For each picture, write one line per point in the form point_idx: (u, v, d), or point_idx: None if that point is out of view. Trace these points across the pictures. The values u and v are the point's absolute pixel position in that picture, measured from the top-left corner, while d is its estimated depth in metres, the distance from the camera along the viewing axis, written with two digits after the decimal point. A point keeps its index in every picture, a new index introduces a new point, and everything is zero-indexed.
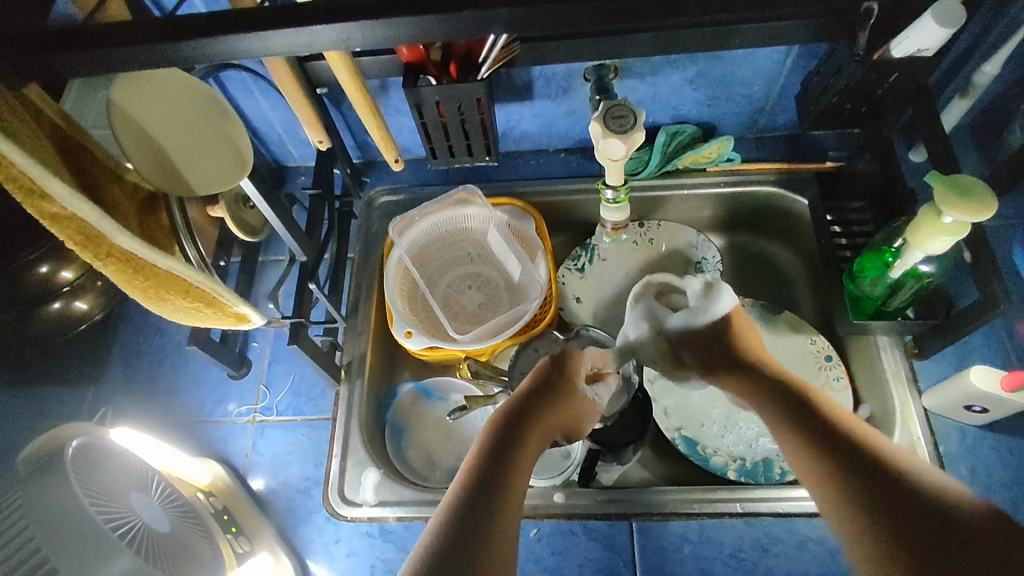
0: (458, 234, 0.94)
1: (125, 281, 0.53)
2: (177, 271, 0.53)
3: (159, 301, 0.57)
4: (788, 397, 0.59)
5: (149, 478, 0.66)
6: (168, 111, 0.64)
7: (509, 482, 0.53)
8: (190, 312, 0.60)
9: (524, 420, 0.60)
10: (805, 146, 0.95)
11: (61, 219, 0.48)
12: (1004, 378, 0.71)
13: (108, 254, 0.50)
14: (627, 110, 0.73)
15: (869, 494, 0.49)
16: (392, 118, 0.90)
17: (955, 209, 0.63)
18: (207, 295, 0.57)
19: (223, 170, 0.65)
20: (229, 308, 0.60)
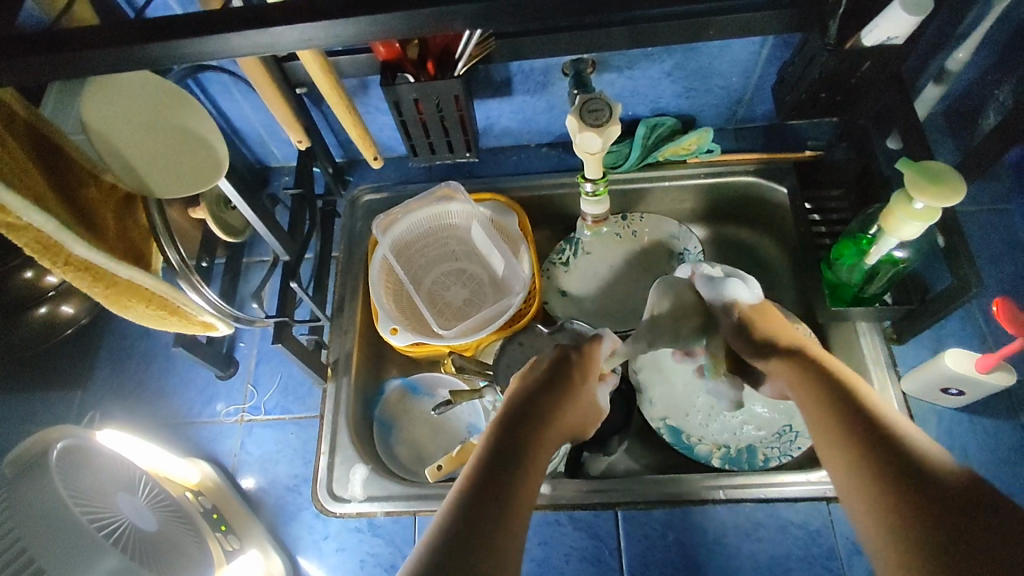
0: (442, 231, 0.94)
1: (86, 288, 0.56)
2: (136, 279, 0.56)
3: (120, 308, 0.60)
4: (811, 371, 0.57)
5: (136, 479, 0.67)
6: (138, 112, 0.63)
7: (525, 468, 0.50)
8: (152, 318, 0.63)
9: (538, 407, 0.57)
10: (784, 136, 0.96)
11: (17, 228, 0.49)
12: (978, 360, 0.73)
13: (67, 262, 0.52)
14: (603, 104, 0.74)
15: (883, 467, 0.47)
16: (373, 116, 0.91)
17: (923, 194, 0.64)
18: (168, 302, 0.61)
19: (199, 176, 0.65)
20: (190, 315, 0.64)
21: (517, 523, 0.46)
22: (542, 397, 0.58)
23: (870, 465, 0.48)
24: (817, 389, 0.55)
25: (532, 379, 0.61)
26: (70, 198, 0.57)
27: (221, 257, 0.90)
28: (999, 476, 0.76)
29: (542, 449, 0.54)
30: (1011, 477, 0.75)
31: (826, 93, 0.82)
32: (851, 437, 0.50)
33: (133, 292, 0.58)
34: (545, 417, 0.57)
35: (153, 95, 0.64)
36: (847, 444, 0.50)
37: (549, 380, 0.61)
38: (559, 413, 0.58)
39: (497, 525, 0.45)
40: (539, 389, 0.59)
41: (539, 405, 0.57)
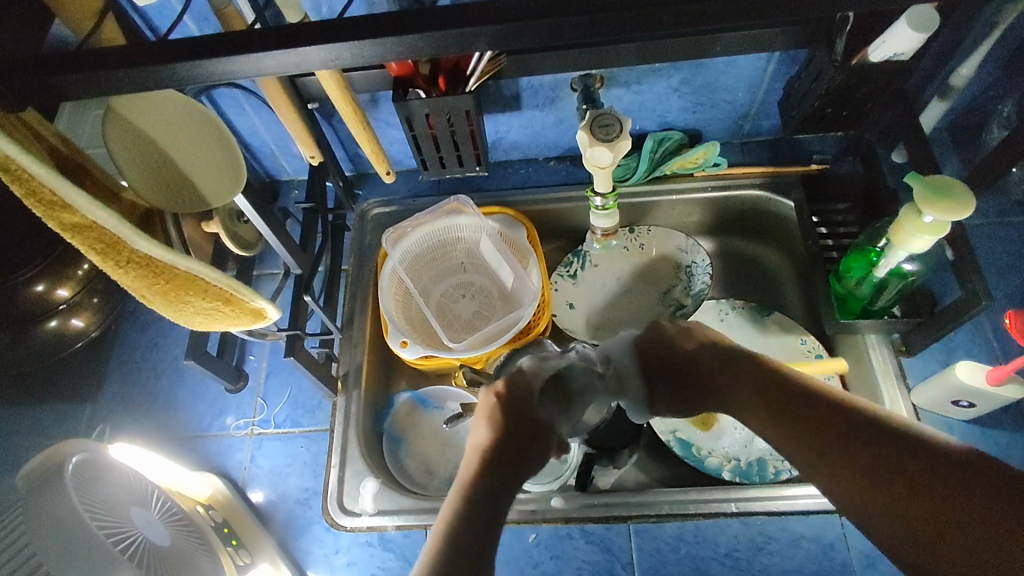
0: (451, 244, 0.95)
1: (147, 286, 0.53)
2: (194, 272, 0.52)
3: (178, 305, 0.57)
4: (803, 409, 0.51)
5: (149, 493, 0.67)
6: (168, 136, 0.65)
7: (494, 509, 0.51)
8: (208, 313, 0.59)
9: (515, 448, 0.56)
10: (790, 149, 0.97)
11: (81, 228, 0.48)
12: (989, 372, 0.73)
13: (128, 259, 0.50)
14: (613, 119, 0.74)
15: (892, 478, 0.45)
16: (383, 131, 0.92)
17: (933, 209, 0.65)
18: (225, 293, 0.56)
19: (217, 198, 0.66)
20: (245, 305, 0.59)
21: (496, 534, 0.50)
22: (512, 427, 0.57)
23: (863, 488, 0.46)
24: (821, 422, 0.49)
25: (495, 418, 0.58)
26: None
27: (232, 270, 0.90)
28: None
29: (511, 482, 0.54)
30: None
31: (832, 108, 0.83)
32: (852, 464, 0.47)
33: (190, 286, 0.54)
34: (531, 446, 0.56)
35: (187, 123, 0.66)
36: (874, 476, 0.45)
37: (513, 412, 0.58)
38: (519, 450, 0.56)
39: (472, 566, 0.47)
40: (508, 438, 0.56)
41: (513, 442, 0.56)
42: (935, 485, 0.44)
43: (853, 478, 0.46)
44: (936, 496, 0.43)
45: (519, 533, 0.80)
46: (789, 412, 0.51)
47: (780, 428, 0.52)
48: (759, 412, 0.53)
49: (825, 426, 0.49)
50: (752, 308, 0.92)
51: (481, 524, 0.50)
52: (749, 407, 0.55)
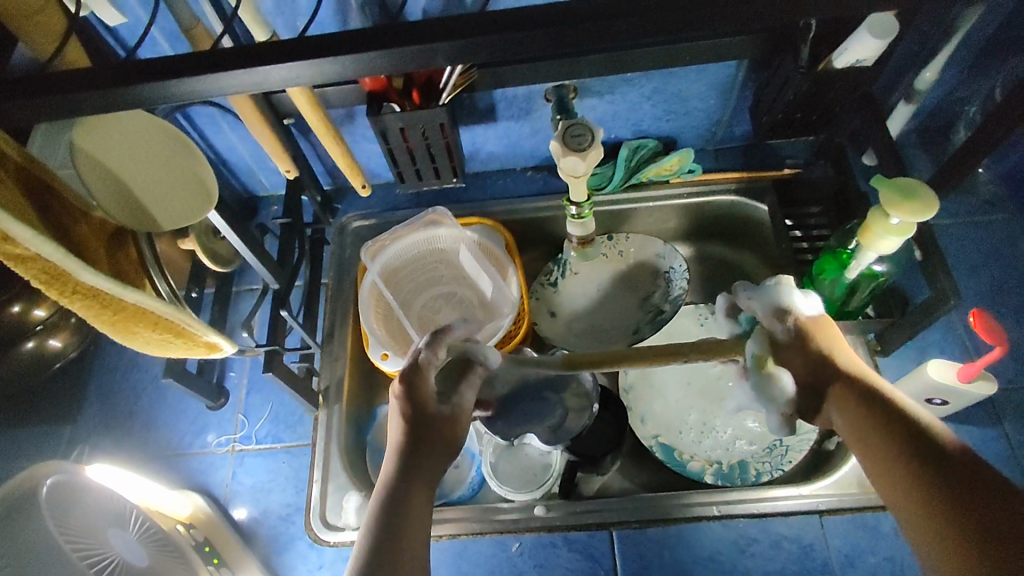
0: (431, 255, 0.95)
1: (93, 317, 0.54)
2: (144, 304, 0.53)
3: (127, 335, 0.57)
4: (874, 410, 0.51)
5: (127, 513, 0.65)
6: (142, 161, 0.66)
7: (413, 507, 0.52)
8: (157, 343, 0.60)
9: (425, 438, 0.56)
10: (762, 155, 0.99)
11: (25, 260, 0.47)
12: (959, 370, 0.73)
13: (74, 291, 0.50)
14: (585, 129, 0.75)
15: (944, 483, 0.46)
16: (360, 145, 0.92)
17: (899, 210, 0.66)
18: (175, 326, 0.58)
19: (178, 220, 0.69)
20: (196, 337, 0.61)
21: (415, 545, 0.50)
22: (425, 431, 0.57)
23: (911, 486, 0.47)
24: (872, 421, 0.51)
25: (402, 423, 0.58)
26: (65, 235, 0.56)
27: (211, 286, 0.90)
28: None
29: (426, 488, 0.54)
30: None
31: (801, 114, 0.85)
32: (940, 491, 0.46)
33: (140, 317, 0.55)
34: (442, 448, 0.57)
35: (166, 147, 0.69)
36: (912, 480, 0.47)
37: (418, 413, 0.58)
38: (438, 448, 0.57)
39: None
40: (415, 433, 0.56)
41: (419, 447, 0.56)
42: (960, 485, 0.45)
43: (926, 499, 0.46)
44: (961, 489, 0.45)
45: (503, 543, 0.80)
46: (898, 438, 0.49)
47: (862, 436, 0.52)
48: (861, 419, 0.52)
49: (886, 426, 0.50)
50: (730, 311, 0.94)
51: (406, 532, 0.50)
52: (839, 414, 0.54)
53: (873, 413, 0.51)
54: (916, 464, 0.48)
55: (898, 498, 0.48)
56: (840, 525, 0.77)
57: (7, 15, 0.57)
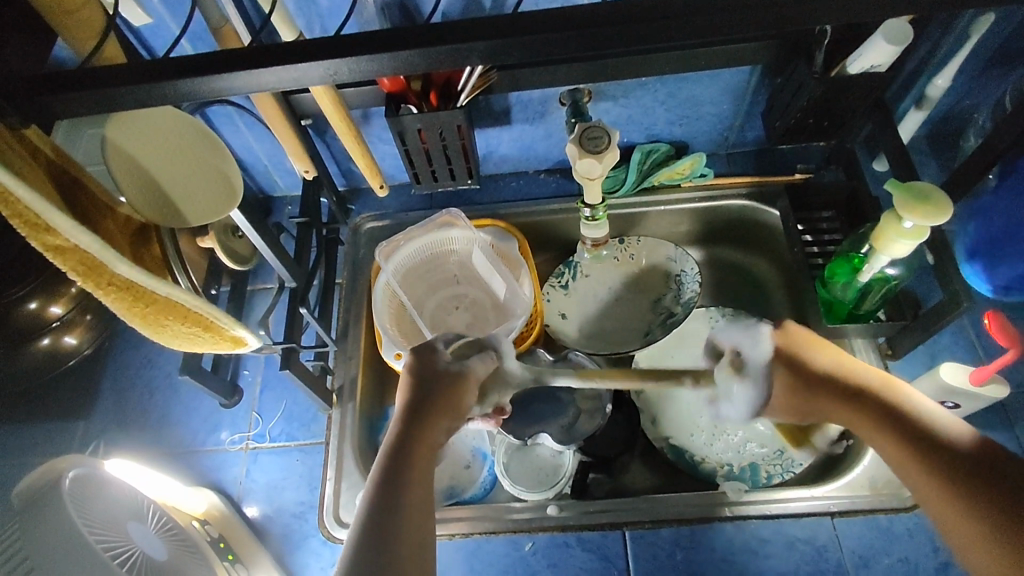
0: (443, 257, 0.96)
1: (124, 310, 0.55)
2: (174, 296, 0.54)
3: (156, 328, 0.58)
4: (881, 414, 0.54)
5: (145, 507, 0.66)
6: (170, 160, 0.67)
7: (409, 493, 0.53)
8: (186, 337, 0.61)
9: (428, 417, 0.57)
10: (773, 160, 0.99)
11: (64, 250, 0.49)
12: (971, 372, 0.74)
13: (109, 282, 0.51)
14: (601, 131, 0.76)
15: (971, 480, 0.50)
16: (376, 146, 0.93)
17: (914, 213, 0.67)
18: (204, 319, 0.58)
19: (203, 215, 0.69)
20: (224, 332, 0.61)
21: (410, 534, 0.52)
22: (428, 411, 0.57)
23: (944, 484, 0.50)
24: (878, 421, 0.54)
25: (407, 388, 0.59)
26: (94, 227, 0.58)
27: (226, 285, 0.91)
28: None
29: (428, 456, 0.56)
30: None
31: (813, 119, 0.85)
32: (977, 490, 0.49)
33: (170, 310, 0.56)
34: (445, 413, 0.58)
35: (194, 149, 0.70)
36: (936, 475, 0.51)
37: (420, 379, 0.59)
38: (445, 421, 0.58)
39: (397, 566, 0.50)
40: (417, 410, 0.57)
41: (421, 416, 0.57)
42: (988, 481, 0.49)
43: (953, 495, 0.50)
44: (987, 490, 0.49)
45: (516, 542, 0.80)
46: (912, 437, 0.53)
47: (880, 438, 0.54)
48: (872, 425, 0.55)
49: (901, 424, 0.53)
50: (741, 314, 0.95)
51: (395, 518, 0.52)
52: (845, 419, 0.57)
53: (885, 417, 0.54)
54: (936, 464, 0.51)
55: (930, 493, 0.52)
56: (853, 527, 0.77)
57: (48, 11, 0.59)
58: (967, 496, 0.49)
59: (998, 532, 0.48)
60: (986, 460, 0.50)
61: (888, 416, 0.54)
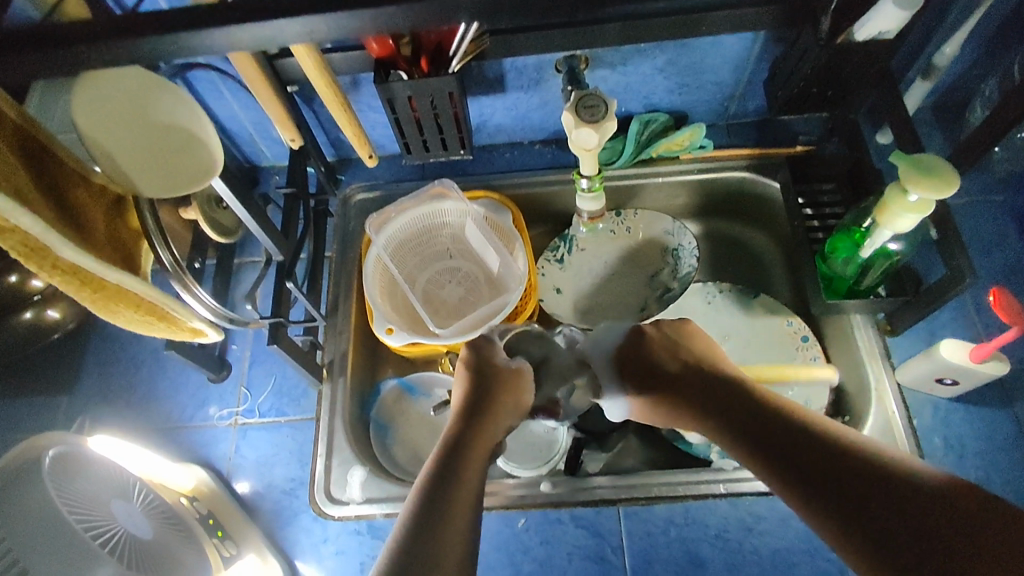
0: (436, 229, 0.93)
1: (75, 294, 0.57)
2: (123, 283, 0.57)
3: (109, 312, 0.61)
4: (765, 418, 0.57)
5: (130, 484, 0.64)
6: (127, 124, 0.61)
7: (470, 468, 0.57)
8: (141, 323, 0.64)
9: (488, 408, 0.64)
10: (775, 131, 0.97)
11: (7, 233, 0.49)
12: (972, 350, 0.73)
13: (54, 266, 0.53)
14: (599, 100, 0.73)
15: (831, 486, 0.50)
16: (365, 115, 0.90)
17: (918, 187, 0.65)
18: (158, 308, 0.62)
19: (179, 185, 0.65)
20: (178, 321, 0.65)
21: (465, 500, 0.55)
22: (491, 403, 0.64)
23: (805, 486, 0.51)
24: (756, 428, 0.57)
25: (469, 384, 0.66)
26: (59, 197, 0.57)
27: (212, 258, 0.89)
28: (994, 464, 0.76)
29: (488, 442, 0.61)
30: (1006, 464, 0.76)
31: (817, 88, 0.84)
32: (833, 498, 0.49)
33: (121, 296, 0.59)
34: (504, 409, 0.65)
35: (155, 101, 0.62)
36: (790, 476, 0.52)
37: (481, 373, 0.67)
38: (502, 414, 0.64)
39: (450, 524, 0.52)
40: (478, 400, 0.64)
41: (482, 409, 0.63)
42: (866, 493, 0.48)
43: (812, 497, 0.50)
44: (887, 508, 0.47)
45: (509, 518, 0.80)
46: (787, 447, 0.54)
47: (751, 443, 0.56)
48: (743, 432, 0.57)
49: (774, 432, 0.55)
50: (739, 290, 0.93)
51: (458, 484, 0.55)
52: (721, 429, 0.60)
53: (761, 423, 0.57)
54: (808, 467, 0.52)
55: (793, 499, 0.52)
56: None
57: None
58: (829, 500, 0.49)
59: (850, 531, 0.47)
60: (876, 469, 0.49)
61: (770, 421, 0.57)
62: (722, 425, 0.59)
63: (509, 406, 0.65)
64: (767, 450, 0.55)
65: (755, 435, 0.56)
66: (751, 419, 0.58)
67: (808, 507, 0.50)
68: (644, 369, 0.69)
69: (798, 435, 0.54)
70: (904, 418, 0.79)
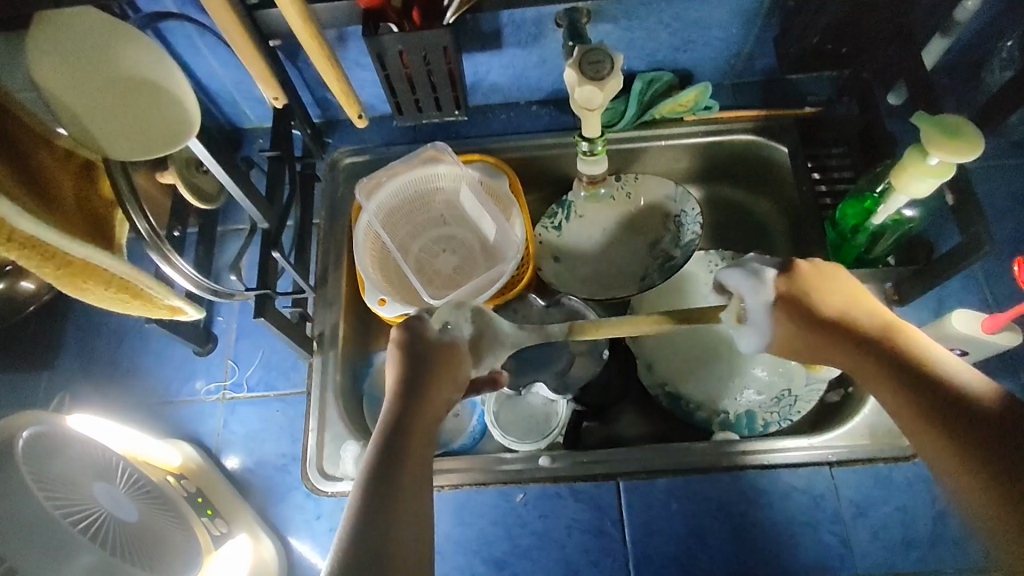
0: (428, 195, 0.89)
1: (38, 270, 0.53)
2: (95, 259, 0.54)
3: (78, 289, 0.57)
4: (891, 362, 0.54)
5: (114, 465, 0.62)
6: (88, 77, 0.55)
7: (408, 471, 0.54)
8: (114, 302, 0.60)
9: (423, 393, 0.59)
10: (782, 91, 0.92)
11: None
12: (984, 321, 0.71)
13: (11, 240, 0.48)
14: (604, 55, 0.69)
15: (974, 444, 0.48)
16: (353, 72, 0.84)
17: (941, 150, 0.61)
18: (132, 285, 0.58)
19: (146, 147, 0.60)
20: (155, 299, 0.62)
21: (406, 510, 0.53)
22: (425, 387, 0.59)
23: (947, 436, 0.50)
24: (886, 369, 0.54)
25: (402, 369, 0.60)
26: (22, 164, 0.54)
27: (194, 226, 0.84)
28: None
29: (425, 433, 0.58)
30: None
31: (832, 44, 0.84)
32: (978, 455, 0.48)
33: (91, 272, 0.55)
34: (442, 388, 0.60)
35: (118, 52, 0.57)
36: (931, 429, 0.51)
37: (415, 352, 0.61)
38: (441, 395, 0.59)
39: (395, 540, 0.51)
40: (413, 385, 0.59)
41: (418, 395, 0.58)
42: (1006, 448, 0.47)
43: (956, 454, 0.49)
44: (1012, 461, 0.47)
45: (506, 493, 0.78)
46: (920, 387, 0.52)
47: (885, 385, 0.54)
48: (875, 372, 0.54)
49: (915, 372, 0.53)
50: (740, 258, 0.90)
51: (397, 495, 0.53)
52: (848, 363, 0.57)
53: (889, 365, 0.54)
54: (944, 421, 0.50)
55: (930, 450, 0.51)
56: (852, 476, 0.75)
57: None
58: (976, 456, 0.48)
59: (995, 490, 0.47)
60: (1001, 416, 0.49)
61: (899, 364, 0.53)
62: (850, 364, 0.56)
63: (449, 386, 0.60)
64: (917, 395, 0.52)
65: (886, 378, 0.54)
66: (880, 359, 0.54)
67: (954, 461, 0.49)
68: (796, 297, 0.58)
69: (930, 380, 0.52)
70: None
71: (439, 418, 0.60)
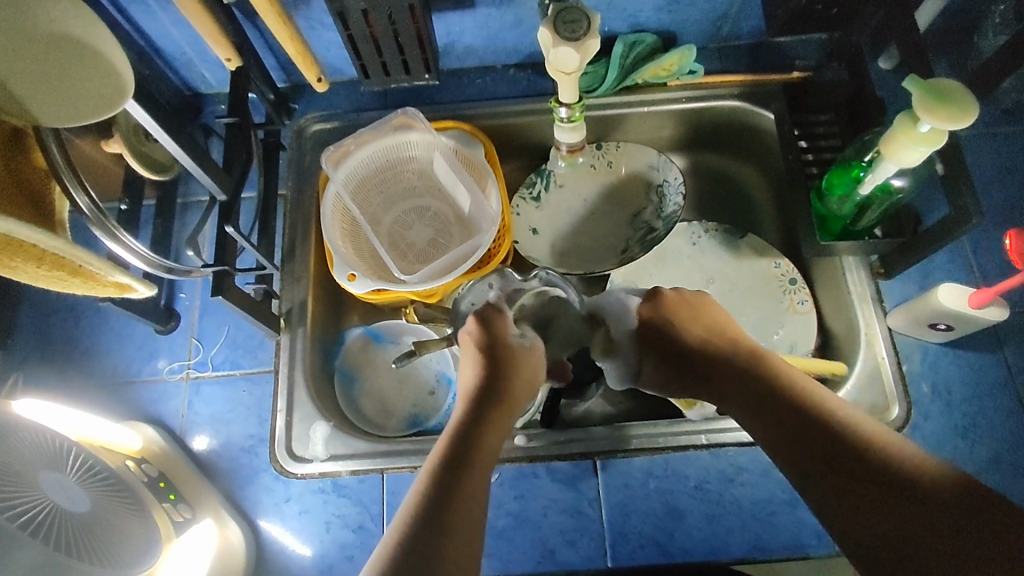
0: (399, 165, 0.85)
1: None
2: (19, 233, 0.49)
3: (8, 268, 0.54)
4: (810, 427, 0.54)
5: (64, 452, 0.58)
6: (4, 34, 0.50)
7: (473, 471, 0.54)
8: (51, 280, 0.58)
9: (495, 396, 0.60)
10: (770, 55, 0.88)
11: None
12: (971, 296, 0.70)
13: None
14: (580, 14, 0.64)
15: (883, 517, 0.47)
16: (316, 33, 0.79)
17: (933, 117, 0.58)
18: (70, 263, 0.55)
19: (78, 116, 0.57)
20: (98, 277, 0.59)
21: (463, 513, 0.51)
22: (497, 391, 0.61)
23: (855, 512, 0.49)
24: (805, 438, 0.54)
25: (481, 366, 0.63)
26: None
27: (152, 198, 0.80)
28: (981, 410, 0.74)
29: (495, 437, 0.58)
30: (992, 411, 0.73)
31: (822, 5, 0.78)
32: (894, 528, 0.47)
33: (20, 250, 0.52)
34: (511, 397, 0.61)
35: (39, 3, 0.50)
36: (842, 498, 0.50)
37: (494, 353, 0.63)
38: (509, 402, 0.61)
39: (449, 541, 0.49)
40: (490, 386, 0.61)
41: (491, 398, 0.60)
42: (925, 527, 0.46)
43: (863, 527, 0.48)
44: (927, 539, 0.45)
45: None
46: (833, 458, 0.52)
47: (798, 454, 0.54)
48: (789, 440, 0.54)
49: (827, 438, 0.53)
50: (726, 231, 0.87)
51: (454, 492, 0.52)
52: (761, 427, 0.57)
53: (806, 433, 0.54)
54: (858, 493, 0.49)
55: (835, 519, 0.50)
56: None
57: None
58: (890, 535, 0.47)
59: (909, 568, 0.45)
60: (941, 492, 0.47)
61: (818, 428, 0.54)
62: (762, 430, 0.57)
63: (516, 396, 0.61)
64: (775, 421, 0.56)
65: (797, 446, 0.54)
66: (796, 425, 0.55)
67: (860, 535, 0.48)
68: (664, 340, 0.67)
69: (847, 450, 0.51)
70: (894, 364, 0.74)
71: (506, 426, 0.60)
